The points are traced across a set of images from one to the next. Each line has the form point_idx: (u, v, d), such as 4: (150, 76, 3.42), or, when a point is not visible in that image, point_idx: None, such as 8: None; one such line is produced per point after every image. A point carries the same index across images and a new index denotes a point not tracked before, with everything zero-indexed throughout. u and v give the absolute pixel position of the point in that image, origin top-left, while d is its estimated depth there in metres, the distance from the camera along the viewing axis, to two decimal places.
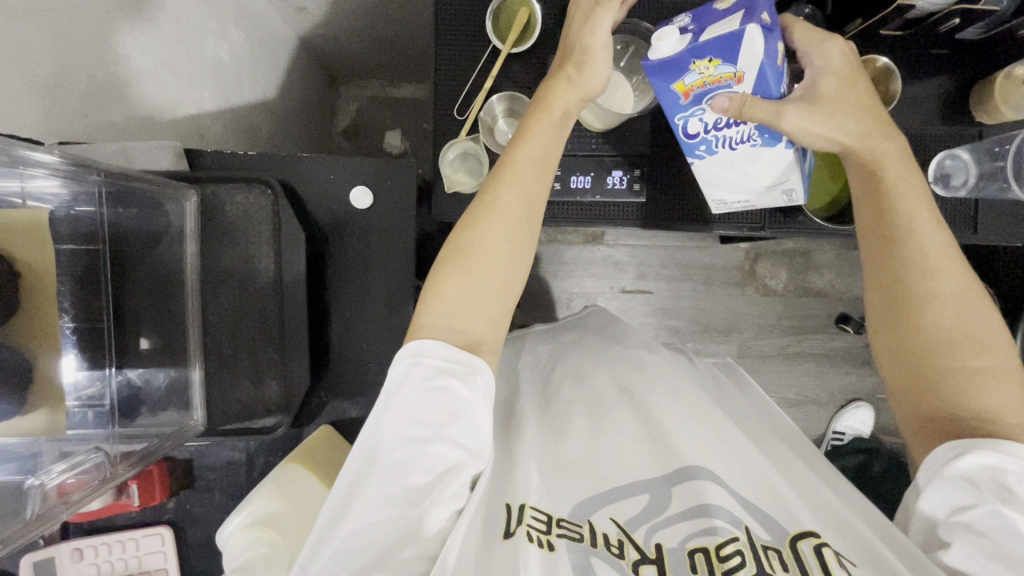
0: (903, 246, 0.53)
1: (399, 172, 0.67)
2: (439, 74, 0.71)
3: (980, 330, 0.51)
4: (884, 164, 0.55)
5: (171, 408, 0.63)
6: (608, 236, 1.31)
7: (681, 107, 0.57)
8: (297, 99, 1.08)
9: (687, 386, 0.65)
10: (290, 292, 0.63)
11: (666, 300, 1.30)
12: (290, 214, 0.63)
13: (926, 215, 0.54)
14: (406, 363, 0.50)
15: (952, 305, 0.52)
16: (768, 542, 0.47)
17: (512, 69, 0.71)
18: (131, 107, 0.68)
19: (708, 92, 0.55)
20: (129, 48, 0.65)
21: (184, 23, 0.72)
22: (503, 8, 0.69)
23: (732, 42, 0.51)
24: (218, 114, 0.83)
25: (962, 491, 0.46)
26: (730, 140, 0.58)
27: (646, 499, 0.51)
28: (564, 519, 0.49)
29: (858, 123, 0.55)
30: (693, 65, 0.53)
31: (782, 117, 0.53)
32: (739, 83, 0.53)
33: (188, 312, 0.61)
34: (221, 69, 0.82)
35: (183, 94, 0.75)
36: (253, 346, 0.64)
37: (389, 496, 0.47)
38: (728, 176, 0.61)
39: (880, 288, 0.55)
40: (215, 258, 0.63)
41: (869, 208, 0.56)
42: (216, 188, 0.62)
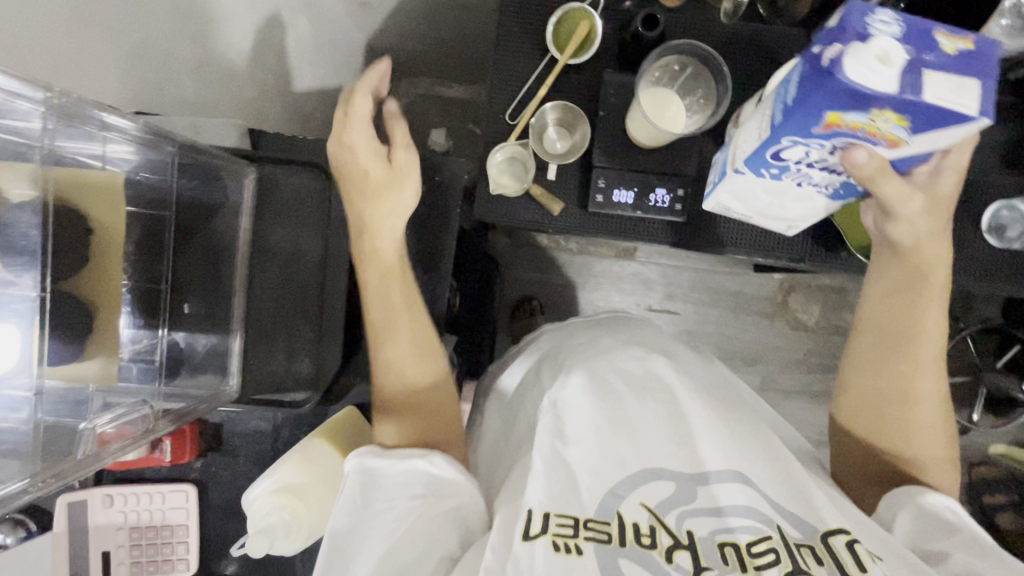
0: (909, 349, 0.60)
1: (446, 168, 0.70)
2: (493, 77, 0.73)
3: (943, 431, 0.60)
4: (931, 273, 0.59)
5: (209, 372, 0.65)
6: (640, 253, 1.33)
7: (810, 134, 0.47)
8: (349, 89, 1.12)
9: (716, 397, 0.61)
10: (335, 271, 0.66)
11: (692, 322, 1.30)
12: (340, 200, 0.66)
13: (937, 324, 0.60)
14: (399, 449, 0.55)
15: (931, 408, 0.59)
16: (799, 539, 0.48)
17: (566, 78, 0.72)
18: (201, 84, 0.72)
19: (853, 136, 0.45)
20: (209, 28, 0.69)
21: (259, 9, 0.76)
22: (563, 22, 0.71)
23: (941, 119, 0.41)
24: (276, 97, 0.87)
25: (938, 520, 0.53)
26: (808, 175, 0.54)
27: (674, 488, 0.51)
28: (592, 519, 0.49)
29: (937, 230, 0.57)
30: (878, 113, 0.42)
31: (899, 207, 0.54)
32: (887, 146, 0.46)
33: (236, 284, 0.64)
34: (286, 54, 0.86)
35: (247, 75, 0.79)
36: (293, 322, 0.66)
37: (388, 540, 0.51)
38: (761, 199, 0.62)
39: (875, 366, 0.61)
40: (267, 234, 0.65)
41: (891, 298, 0.61)
42: (274, 169, 0.65)
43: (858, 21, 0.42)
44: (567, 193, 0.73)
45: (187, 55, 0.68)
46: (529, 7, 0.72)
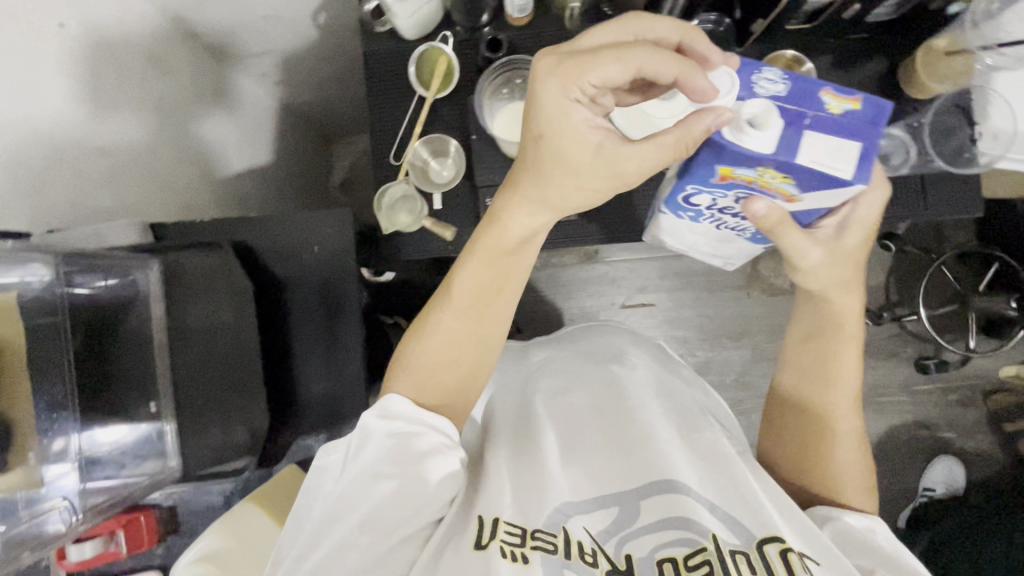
0: (827, 382, 0.68)
1: (336, 220, 0.72)
2: (373, 126, 0.77)
3: (862, 465, 0.67)
4: (842, 322, 0.67)
5: (151, 457, 0.68)
6: (603, 255, 1.53)
7: (711, 185, 0.55)
8: (292, 163, 1.25)
9: (652, 407, 0.72)
10: (247, 337, 0.68)
11: (671, 311, 1.54)
12: (240, 270, 0.69)
13: (853, 369, 0.68)
14: (392, 421, 0.56)
15: (851, 444, 0.67)
16: (736, 546, 0.55)
17: (440, 112, 0.76)
18: (119, 193, 0.79)
19: (752, 186, 0.54)
20: (117, 141, 0.77)
21: (162, 107, 0.86)
22: (423, 58, 0.75)
23: (824, 176, 0.48)
24: (208, 188, 0.97)
25: (856, 543, 0.61)
26: (721, 219, 0.67)
27: (617, 511, 0.59)
28: (540, 530, 0.56)
29: (843, 278, 0.65)
30: (762, 170, 0.50)
31: (806, 254, 0.62)
32: (784, 199, 0.55)
33: (159, 370, 0.67)
34: (207, 145, 0.96)
35: (172, 173, 0.88)
36: (221, 394, 0.68)
37: (375, 511, 0.53)
38: (689, 236, 0.78)
39: (796, 395, 0.70)
40: (181, 317, 0.68)
41: (808, 337, 0.70)
42: (176, 255, 0.69)
43: (744, 90, 0.50)
44: (461, 216, 0.75)
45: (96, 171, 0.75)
46: (391, 55, 0.76)
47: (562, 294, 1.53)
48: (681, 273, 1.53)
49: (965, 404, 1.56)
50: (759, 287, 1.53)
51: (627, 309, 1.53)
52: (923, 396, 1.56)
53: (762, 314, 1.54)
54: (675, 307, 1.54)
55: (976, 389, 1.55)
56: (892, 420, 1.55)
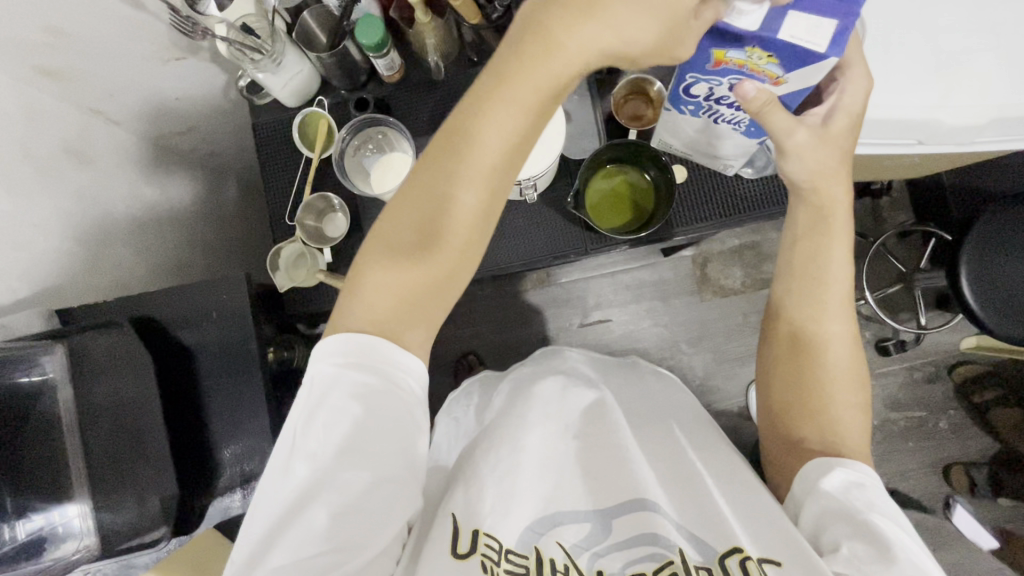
0: (819, 287, 0.64)
1: (229, 284, 0.78)
2: (268, 190, 0.82)
3: (855, 376, 0.63)
4: (834, 210, 0.65)
5: (68, 539, 0.68)
6: (556, 275, 1.56)
7: (706, 73, 0.58)
8: (237, 225, 1.27)
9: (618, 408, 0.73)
10: (148, 409, 0.71)
11: (628, 323, 1.55)
12: (139, 345, 0.73)
13: (845, 266, 0.65)
14: (369, 376, 0.51)
15: (844, 348, 0.63)
16: (699, 562, 0.54)
17: (329, 169, 0.81)
18: (36, 281, 0.82)
19: (743, 72, 0.56)
20: (33, 234, 0.79)
21: (83, 195, 0.87)
22: (306, 122, 0.80)
23: (803, 55, 0.51)
24: (139, 264, 0.99)
25: (835, 501, 0.55)
26: (724, 117, 0.67)
27: (588, 527, 0.58)
28: (513, 551, 0.56)
29: (833, 167, 0.63)
30: (747, 50, 0.52)
31: (793, 134, 0.60)
32: (771, 82, 0.57)
33: (69, 449, 0.69)
34: (135, 225, 0.98)
35: (98, 255, 0.91)
36: (130, 467, 0.70)
37: (339, 501, 0.48)
38: (684, 138, 0.77)
39: (796, 297, 0.66)
40: (91, 396, 0.71)
41: (807, 222, 0.66)
42: (82, 337, 0.72)
43: None
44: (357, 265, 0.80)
45: (10, 266, 0.78)
46: (279, 123, 0.82)
47: (517, 321, 1.55)
48: (632, 285, 1.56)
49: (932, 380, 1.51)
50: (710, 289, 1.55)
51: (585, 328, 1.55)
52: (890, 378, 1.52)
53: (717, 317, 1.55)
54: (631, 319, 1.55)
55: (942, 365, 1.51)
56: None
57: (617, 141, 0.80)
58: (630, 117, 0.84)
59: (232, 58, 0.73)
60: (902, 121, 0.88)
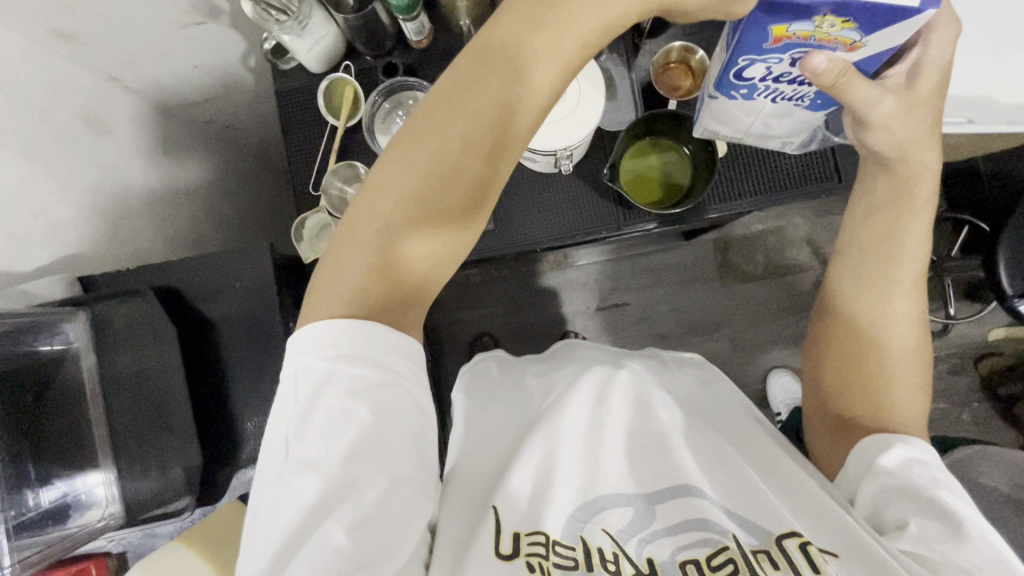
0: (893, 264, 0.60)
1: (252, 255, 0.77)
2: (291, 159, 0.80)
3: (919, 359, 0.60)
4: (919, 184, 0.60)
5: (93, 507, 0.69)
6: (574, 257, 1.53)
7: (765, 52, 0.52)
8: (254, 199, 1.25)
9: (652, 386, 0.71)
10: (174, 380, 0.71)
11: (646, 308, 1.53)
12: (163, 315, 0.72)
13: (922, 242, 0.60)
14: (372, 369, 0.46)
15: (910, 329, 0.60)
16: (755, 546, 0.53)
17: (354, 138, 0.79)
18: (57, 249, 0.80)
19: (812, 44, 0.50)
20: (54, 203, 0.78)
21: (103, 164, 0.86)
22: (331, 89, 0.78)
23: (885, 16, 0.45)
24: (159, 235, 0.97)
25: (899, 481, 0.54)
26: (785, 94, 0.60)
27: (632, 512, 0.57)
28: (559, 542, 0.54)
29: (922, 136, 0.57)
30: (818, 19, 0.47)
31: (878, 102, 0.54)
32: (845, 49, 0.51)
33: (93, 417, 0.68)
34: (155, 196, 0.96)
35: (118, 225, 0.89)
36: (154, 436, 0.70)
37: (352, 508, 0.44)
38: (731, 127, 0.71)
39: (864, 280, 0.61)
40: (115, 365, 0.70)
41: (887, 196, 0.61)
42: (104, 305, 0.71)
43: None
44: None
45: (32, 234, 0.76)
46: (303, 90, 0.80)
47: (534, 303, 1.53)
48: (652, 269, 1.53)
49: (957, 372, 1.48)
50: (732, 275, 1.52)
51: (603, 311, 1.53)
52: None
53: (737, 303, 1.52)
54: (650, 304, 1.53)
55: (968, 356, 1.48)
56: None
57: (658, 111, 0.77)
58: (668, 89, 0.80)
59: (256, 19, 0.70)
60: (953, 98, 0.84)
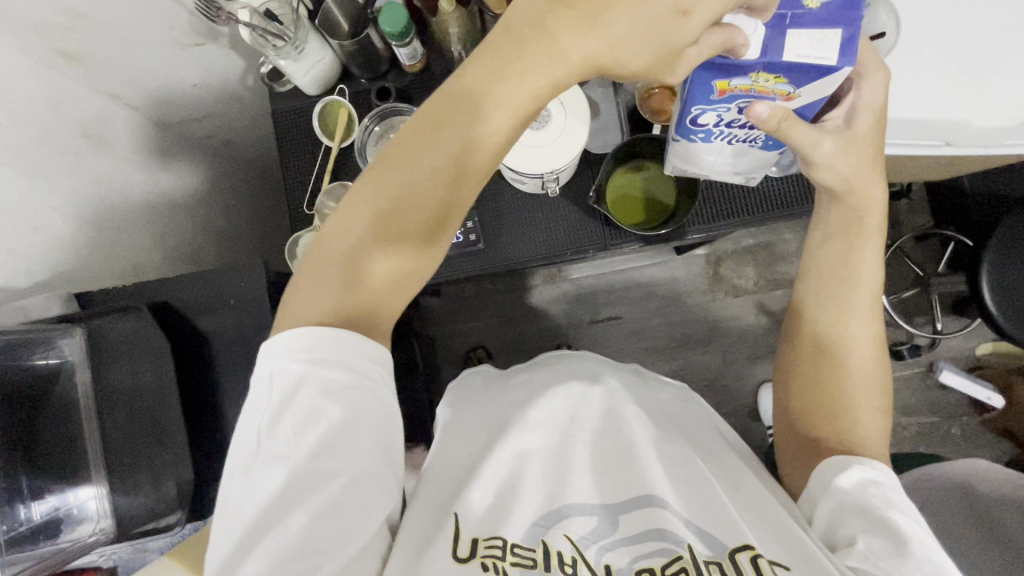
0: (847, 290, 0.63)
1: (247, 272, 0.78)
2: (287, 178, 0.82)
3: (879, 382, 0.63)
4: (867, 217, 0.64)
5: (85, 521, 0.70)
6: (566, 271, 1.55)
7: (713, 101, 0.56)
8: (250, 213, 1.26)
9: (626, 399, 0.72)
10: (167, 395, 0.72)
11: (638, 321, 1.54)
12: (157, 331, 0.72)
13: (875, 269, 0.64)
14: (340, 372, 0.49)
15: (868, 352, 0.63)
16: (709, 557, 0.54)
17: (348, 158, 0.81)
18: (55, 266, 0.82)
19: (753, 96, 0.54)
20: (51, 219, 0.79)
21: (100, 181, 0.87)
22: (326, 111, 0.80)
23: (811, 71, 0.49)
24: (155, 250, 0.99)
25: (852, 497, 0.56)
26: (737, 135, 0.63)
27: (596, 520, 0.58)
28: (519, 544, 0.55)
29: (868, 169, 0.61)
30: (752, 75, 0.51)
31: (818, 146, 0.57)
32: (784, 101, 0.55)
33: (86, 433, 0.69)
34: (151, 211, 0.98)
35: (114, 240, 0.91)
36: (148, 450, 0.71)
37: (317, 500, 0.47)
38: (699, 166, 0.73)
39: (820, 305, 0.65)
40: (109, 380, 0.71)
41: (839, 225, 0.65)
42: (100, 322, 0.72)
43: None
44: None
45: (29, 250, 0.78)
46: (300, 112, 0.82)
47: (528, 315, 1.55)
48: (644, 283, 1.54)
49: (945, 387, 1.49)
50: (723, 289, 1.54)
51: (595, 325, 1.54)
52: (902, 383, 1.50)
53: (728, 317, 1.54)
54: (642, 317, 1.54)
55: None
56: None
57: (641, 135, 0.79)
58: (653, 112, 0.82)
59: (253, 45, 0.72)
60: (929, 123, 0.87)
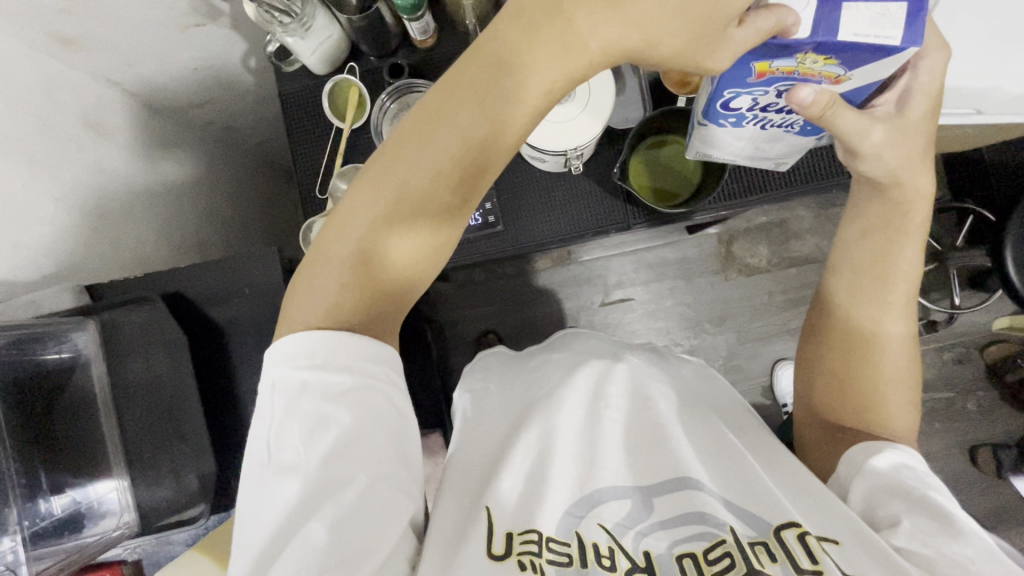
0: (885, 285, 0.61)
1: (261, 260, 0.76)
2: (298, 162, 0.79)
3: (911, 375, 0.61)
4: (911, 209, 0.60)
5: (107, 515, 0.69)
6: (577, 254, 1.53)
7: (748, 86, 0.53)
8: (256, 201, 1.24)
9: (654, 379, 0.72)
10: (185, 386, 0.70)
11: (650, 302, 1.52)
12: (171, 321, 0.71)
13: (914, 264, 0.61)
14: (346, 376, 0.48)
15: (902, 347, 0.61)
16: (753, 537, 0.52)
17: (360, 140, 0.78)
18: (62, 258, 0.80)
19: (796, 78, 0.51)
20: (56, 210, 0.77)
21: (102, 169, 0.85)
22: (336, 91, 0.77)
23: (867, 50, 0.46)
24: (161, 240, 0.97)
25: (886, 477, 0.54)
26: (772, 121, 0.61)
27: (629, 505, 0.56)
28: (554, 537, 0.54)
29: (917, 160, 0.58)
30: (800, 56, 0.48)
31: (869, 133, 0.55)
32: (829, 83, 0.52)
33: (104, 427, 0.68)
34: (156, 199, 0.95)
35: (120, 230, 0.88)
36: (167, 443, 0.69)
37: (334, 507, 0.45)
38: (725, 151, 0.70)
39: (854, 299, 0.62)
40: (125, 373, 0.70)
41: (878, 216, 0.62)
42: (112, 314, 0.70)
43: None
44: None
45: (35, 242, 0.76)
46: (308, 92, 0.79)
47: (539, 299, 1.53)
48: (656, 264, 1.52)
49: (961, 362, 1.48)
50: (736, 268, 1.52)
51: (607, 307, 1.52)
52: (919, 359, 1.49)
53: (742, 296, 1.52)
54: (655, 298, 1.52)
55: (973, 346, 1.48)
56: None
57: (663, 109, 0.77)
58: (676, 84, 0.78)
59: (259, 21, 0.69)
60: (960, 90, 0.84)
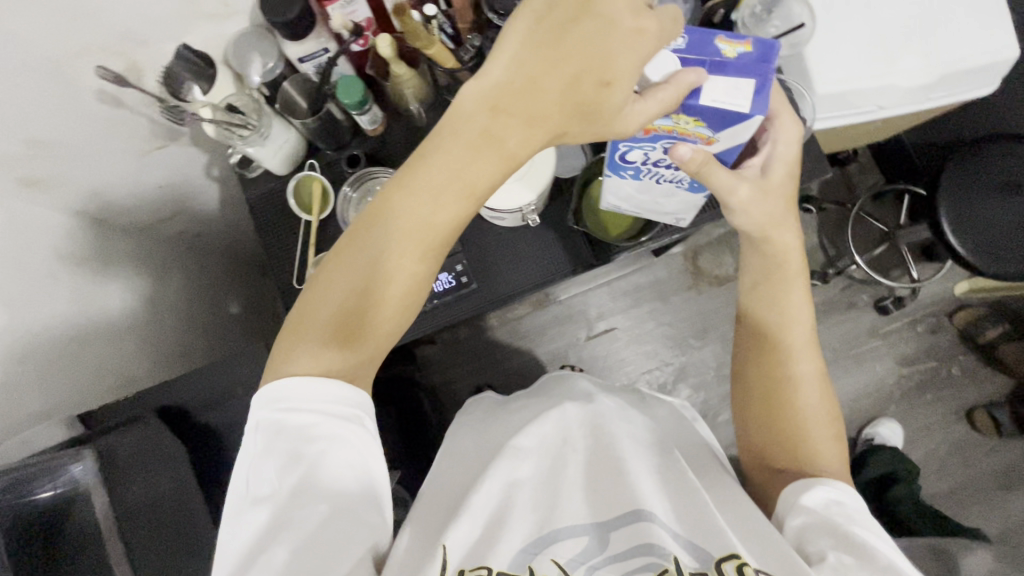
0: (781, 328, 0.69)
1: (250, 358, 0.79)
2: (272, 258, 0.83)
3: (827, 412, 0.66)
4: (787, 257, 0.70)
5: None
6: (554, 294, 1.57)
7: (640, 140, 0.58)
8: (234, 300, 1.26)
9: (623, 419, 0.75)
10: (190, 497, 0.71)
11: (633, 328, 1.57)
12: (168, 433, 0.73)
13: (803, 308, 0.69)
14: (315, 416, 0.52)
15: (814, 385, 0.67)
16: (695, 568, 0.54)
17: (329, 227, 0.82)
18: (48, 391, 0.81)
19: (674, 138, 0.56)
20: (37, 346, 0.78)
21: (78, 297, 0.86)
22: (299, 187, 0.82)
23: (729, 116, 0.52)
24: (144, 357, 0.98)
25: (816, 516, 0.58)
26: (664, 176, 0.66)
27: (585, 540, 0.58)
28: (505, 572, 0.55)
29: (780, 217, 0.67)
30: (674, 115, 0.53)
31: (735, 190, 0.61)
32: (705, 142, 0.58)
33: (112, 558, 0.65)
34: (133, 317, 0.96)
35: (101, 354, 0.89)
36: (174, 561, 0.67)
37: (296, 539, 0.49)
38: (633, 201, 0.75)
39: (760, 342, 0.70)
40: (125, 496, 0.69)
41: (759, 266, 0.71)
42: (107, 440, 0.72)
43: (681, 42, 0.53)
44: None
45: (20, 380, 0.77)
46: (273, 192, 0.84)
47: (526, 343, 1.56)
48: (631, 290, 1.57)
49: (935, 331, 1.54)
50: (706, 281, 1.58)
51: (593, 340, 1.56)
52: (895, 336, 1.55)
53: (718, 306, 1.57)
54: (636, 324, 1.57)
55: (941, 314, 1.54)
56: (874, 369, 1.52)
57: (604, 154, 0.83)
58: None
59: (220, 138, 0.75)
60: (861, 91, 0.93)
